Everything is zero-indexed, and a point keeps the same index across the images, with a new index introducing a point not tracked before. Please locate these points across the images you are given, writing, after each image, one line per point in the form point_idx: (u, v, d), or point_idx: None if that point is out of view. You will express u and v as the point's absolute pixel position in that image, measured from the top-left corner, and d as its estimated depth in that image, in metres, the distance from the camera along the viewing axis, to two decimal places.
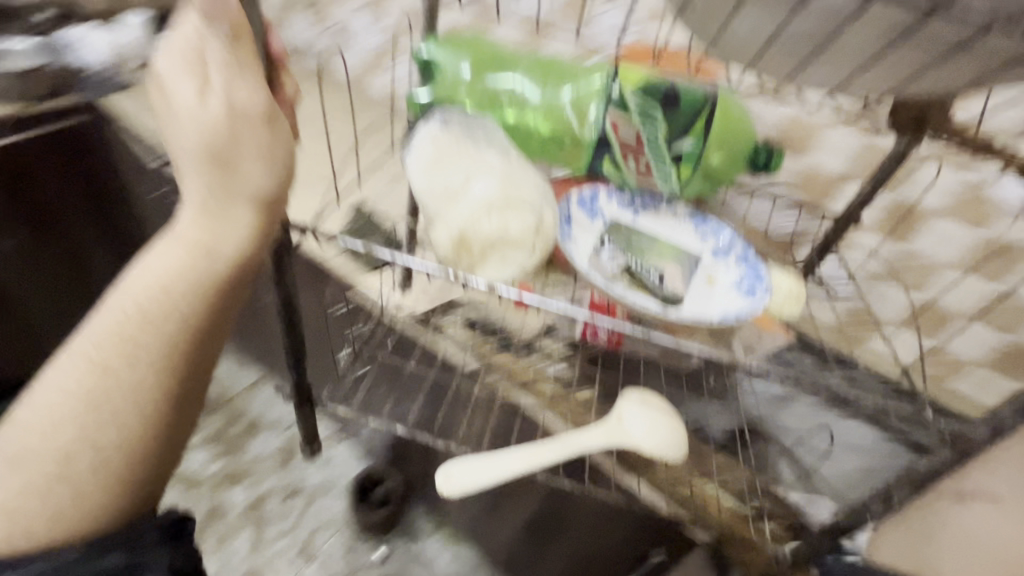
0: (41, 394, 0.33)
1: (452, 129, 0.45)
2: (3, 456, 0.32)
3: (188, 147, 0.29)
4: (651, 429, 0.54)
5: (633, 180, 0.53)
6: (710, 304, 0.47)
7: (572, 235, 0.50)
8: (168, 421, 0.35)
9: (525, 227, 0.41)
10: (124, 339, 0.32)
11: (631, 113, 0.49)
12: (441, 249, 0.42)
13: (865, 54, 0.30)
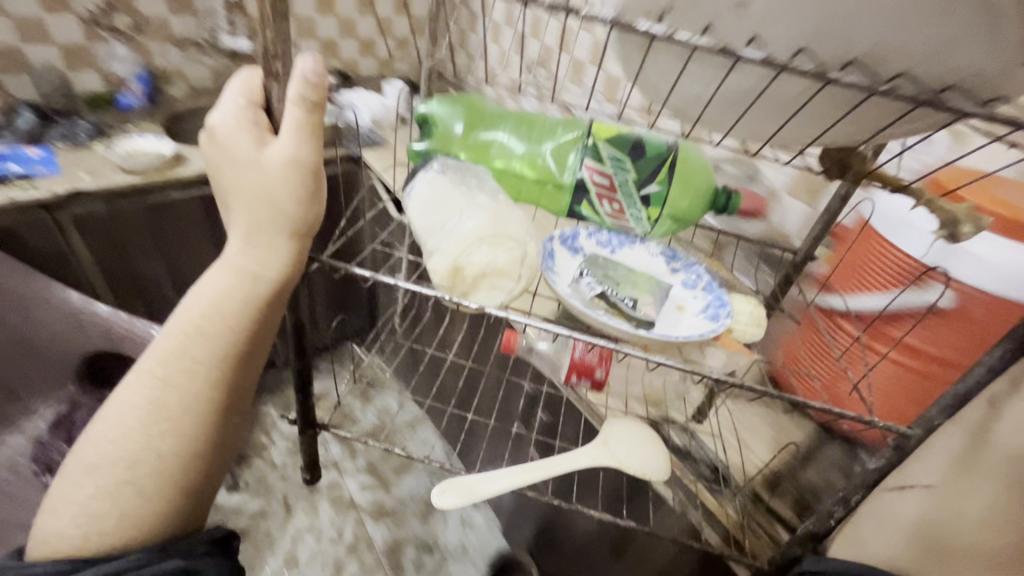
0: (110, 407, 0.37)
1: (449, 175, 0.52)
2: (80, 464, 0.36)
3: (248, 190, 0.35)
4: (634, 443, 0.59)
5: (608, 219, 0.60)
6: (680, 329, 0.52)
7: (556, 267, 0.56)
8: (212, 428, 0.38)
9: (512, 258, 0.46)
10: (186, 353, 0.37)
11: (603, 162, 0.56)
12: (436, 276, 0.47)
13: (789, 109, 0.37)
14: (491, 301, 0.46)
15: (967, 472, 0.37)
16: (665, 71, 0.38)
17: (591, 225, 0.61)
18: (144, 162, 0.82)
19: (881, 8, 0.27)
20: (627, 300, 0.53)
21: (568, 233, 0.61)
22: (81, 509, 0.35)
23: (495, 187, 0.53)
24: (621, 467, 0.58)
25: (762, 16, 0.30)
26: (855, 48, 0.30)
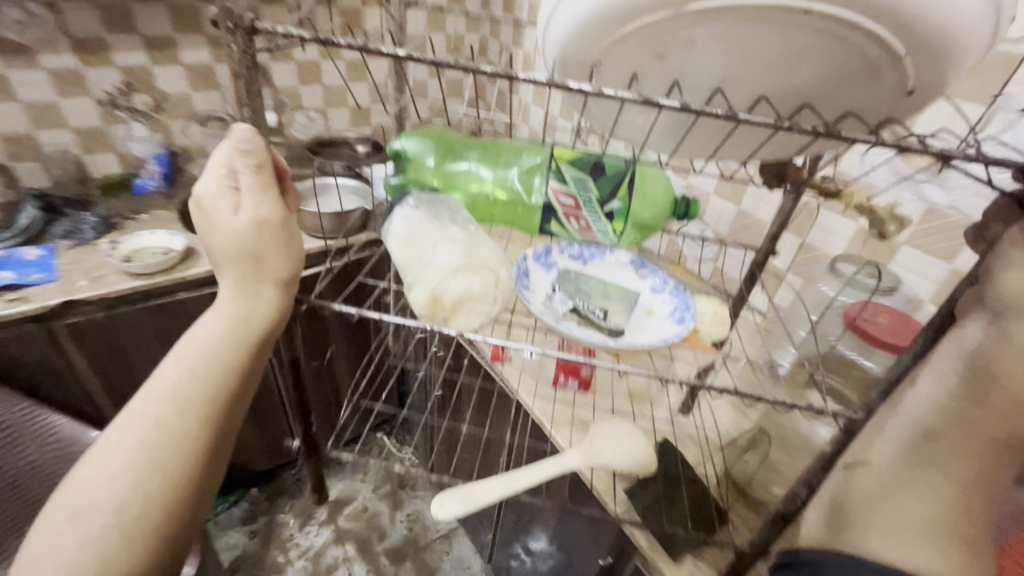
0: (100, 446, 0.38)
1: (423, 210, 0.56)
2: (64, 513, 0.36)
3: (231, 250, 0.38)
4: (621, 443, 0.61)
5: (576, 235, 0.65)
6: (649, 333, 0.56)
7: (531, 284, 0.61)
8: (207, 465, 0.40)
9: (486, 283, 0.50)
10: (177, 394, 0.39)
11: (567, 184, 0.61)
12: (417, 306, 0.50)
13: (719, 132, 0.40)
14: (471, 325, 0.50)
15: (922, 456, 0.39)
16: (604, 111, 0.42)
17: (562, 241, 0.65)
18: (152, 264, 0.78)
19: (775, 58, 0.31)
20: (598, 312, 0.57)
21: (541, 251, 0.66)
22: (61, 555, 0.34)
23: (463, 217, 0.58)
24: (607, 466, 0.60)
25: (680, 64, 0.33)
26: (763, 85, 0.34)
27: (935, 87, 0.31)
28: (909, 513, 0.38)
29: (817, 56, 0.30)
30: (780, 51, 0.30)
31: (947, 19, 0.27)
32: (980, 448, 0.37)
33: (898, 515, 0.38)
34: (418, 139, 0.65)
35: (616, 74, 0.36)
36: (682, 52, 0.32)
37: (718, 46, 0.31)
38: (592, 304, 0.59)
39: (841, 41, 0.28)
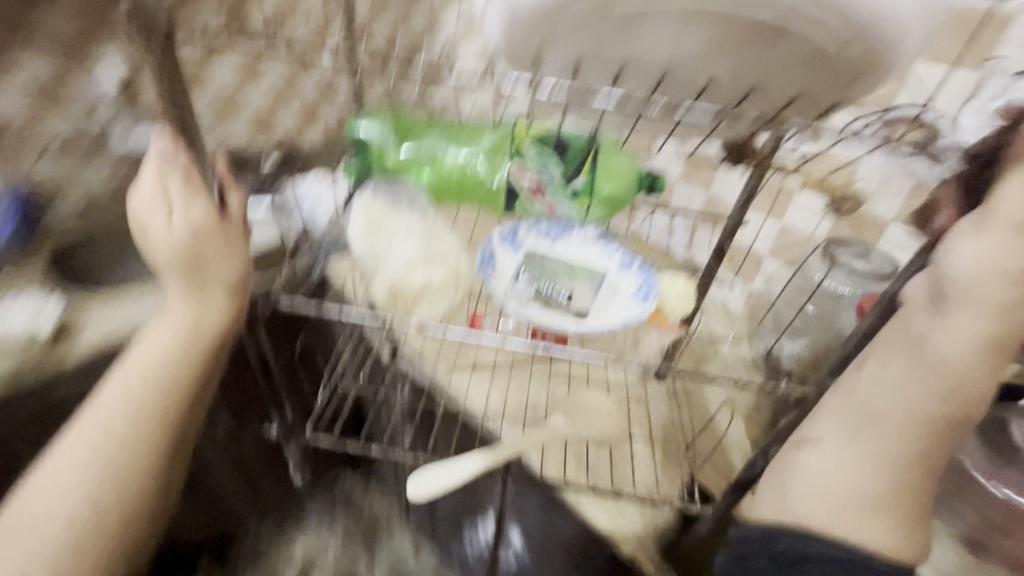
0: (49, 466, 0.40)
1: (382, 198, 0.54)
2: (10, 524, 0.38)
3: (171, 257, 0.37)
4: (593, 403, 0.62)
5: (542, 214, 0.62)
6: (612, 316, 0.58)
7: (498, 266, 0.61)
8: (157, 473, 0.42)
9: (446, 280, 0.52)
10: (124, 412, 0.40)
11: (530, 161, 0.58)
12: (379, 300, 0.51)
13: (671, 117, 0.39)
14: (431, 318, 0.50)
15: (860, 434, 0.40)
16: None
17: (529, 219, 0.63)
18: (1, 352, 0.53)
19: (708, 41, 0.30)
20: (563, 296, 0.58)
21: (507, 228, 0.63)
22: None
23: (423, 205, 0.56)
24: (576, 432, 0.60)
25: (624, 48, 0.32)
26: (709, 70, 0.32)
27: (875, 75, 0.32)
28: (849, 487, 0.40)
29: (763, 43, 0.30)
30: (718, 33, 0.29)
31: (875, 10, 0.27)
32: (920, 430, 0.38)
33: (834, 489, 0.40)
34: (372, 119, 0.62)
35: (562, 61, 0.35)
36: (629, 32, 0.31)
37: (666, 25, 0.30)
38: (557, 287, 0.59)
39: (783, 27, 0.29)
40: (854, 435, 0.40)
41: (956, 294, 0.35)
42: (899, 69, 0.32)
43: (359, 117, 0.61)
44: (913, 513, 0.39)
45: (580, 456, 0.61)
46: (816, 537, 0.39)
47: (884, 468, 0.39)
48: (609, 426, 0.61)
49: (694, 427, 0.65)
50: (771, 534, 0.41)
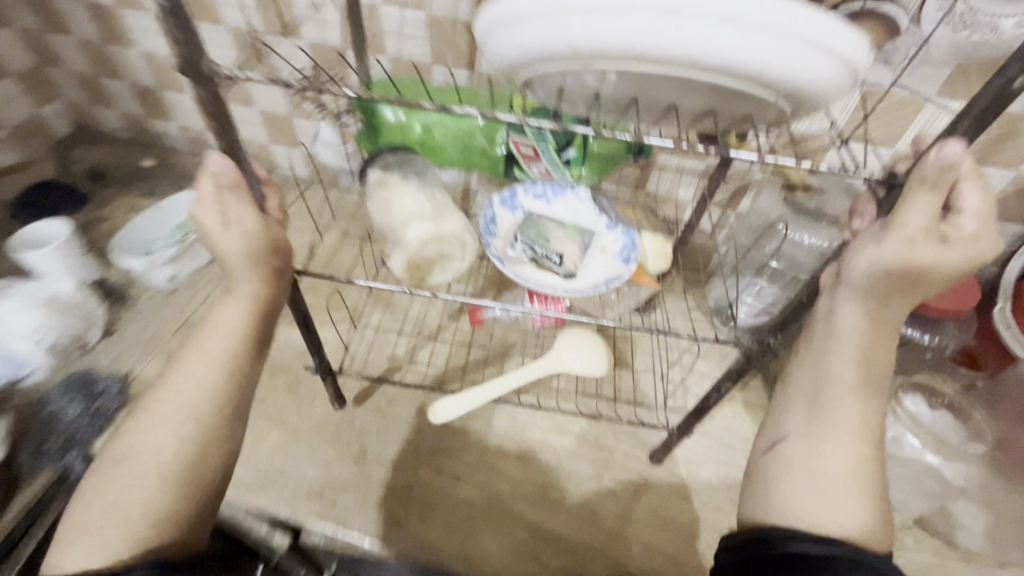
0: (138, 420, 0.49)
1: (395, 172, 0.69)
2: (108, 462, 0.46)
3: (244, 254, 0.49)
4: (583, 361, 0.82)
5: (538, 177, 0.72)
6: (596, 275, 0.69)
7: (499, 228, 0.70)
8: (227, 413, 0.50)
9: (451, 248, 0.67)
10: (204, 370, 0.50)
11: (527, 135, 0.64)
12: (397, 269, 0.67)
13: (654, 109, 0.52)
14: (442, 280, 0.69)
15: (817, 411, 0.51)
16: (549, 101, 0.53)
17: (526, 185, 0.72)
18: None
19: (653, 78, 0.43)
20: (555, 258, 0.68)
21: (507, 192, 0.72)
22: (111, 516, 0.43)
23: (432, 182, 0.70)
24: (566, 366, 0.82)
25: (597, 81, 0.46)
26: (658, 92, 0.46)
27: (789, 97, 0.43)
28: (818, 478, 0.49)
29: (693, 81, 0.42)
30: (660, 75, 0.42)
31: (755, 67, 0.39)
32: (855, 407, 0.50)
33: (815, 488, 0.49)
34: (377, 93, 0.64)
35: (546, 85, 0.48)
36: (604, 82, 0.46)
37: (634, 79, 0.44)
38: (549, 248, 0.69)
39: (717, 86, 0.43)
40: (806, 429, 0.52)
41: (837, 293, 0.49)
42: (819, 97, 0.44)
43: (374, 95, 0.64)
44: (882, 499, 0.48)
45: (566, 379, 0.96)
46: (814, 511, 0.47)
47: (841, 452, 0.49)
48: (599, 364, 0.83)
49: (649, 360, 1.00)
50: (762, 537, 0.47)
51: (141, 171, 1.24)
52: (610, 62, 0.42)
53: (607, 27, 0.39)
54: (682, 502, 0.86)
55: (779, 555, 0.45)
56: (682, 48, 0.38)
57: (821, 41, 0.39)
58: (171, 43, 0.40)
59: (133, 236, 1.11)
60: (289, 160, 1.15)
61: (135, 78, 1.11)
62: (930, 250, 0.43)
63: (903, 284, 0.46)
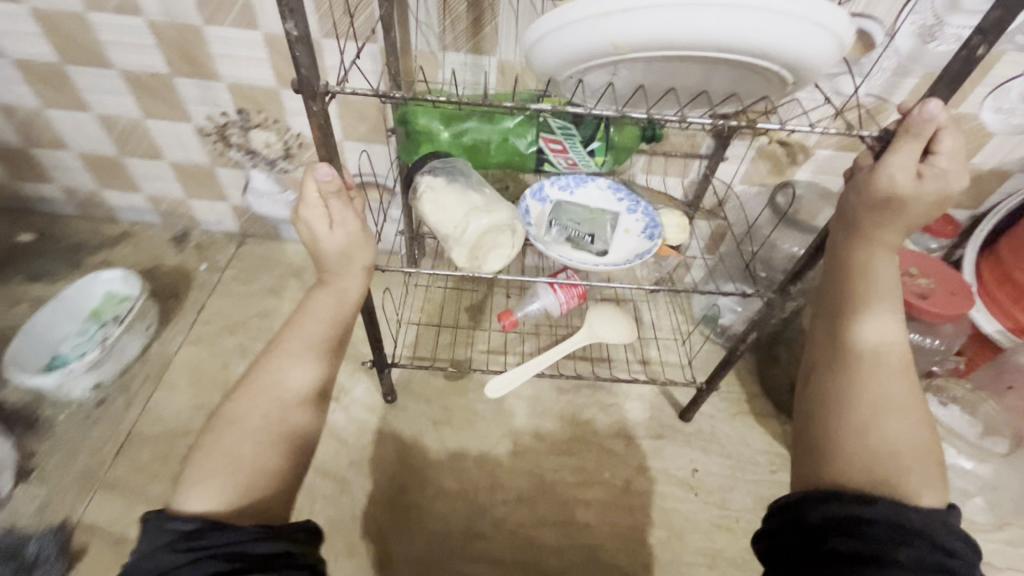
0: (278, 351, 0.51)
1: (441, 176, 0.67)
2: (220, 425, 0.46)
3: (342, 255, 0.52)
4: (614, 331, 0.86)
5: (566, 171, 0.74)
6: (632, 250, 0.72)
7: (534, 218, 0.73)
8: (323, 382, 0.52)
9: (505, 236, 0.66)
10: (336, 305, 0.53)
11: (555, 131, 0.69)
12: (459, 261, 0.67)
13: (682, 100, 0.58)
14: (497, 267, 0.66)
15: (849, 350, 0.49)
16: (582, 94, 0.58)
17: (551, 176, 0.76)
18: None
19: (677, 61, 0.48)
20: (589, 236, 0.71)
21: (536, 187, 0.76)
22: (227, 463, 0.43)
23: (479, 177, 0.69)
24: (601, 339, 0.86)
25: (644, 70, 0.51)
26: (687, 80, 0.52)
27: (785, 76, 0.48)
28: (855, 430, 0.44)
29: (707, 60, 0.47)
30: (682, 58, 0.47)
31: (756, 44, 0.44)
32: (899, 362, 0.47)
33: (883, 462, 0.42)
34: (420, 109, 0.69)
35: (577, 79, 0.54)
36: (636, 72, 0.51)
37: (654, 65, 0.50)
38: (585, 229, 0.72)
39: (724, 64, 0.48)
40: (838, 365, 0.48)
41: (868, 256, 0.50)
42: (813, 75, 0.48)
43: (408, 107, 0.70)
44: (932, 458, 0.43)
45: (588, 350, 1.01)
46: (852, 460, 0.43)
47: (884, 403, 0.45)
48: (632, 333, 0.87)
49: (665, 355, 1.02)
50: (797, 500, 0.43)
51: (18, 248, 1.07)
52: (638, 50, 0.46)
53: (641, 16, 0.43)
54: (722, 530, 0.82)
55: (818, 521, 0.40)
56: (701, 32, 0.43)
57: (813, 18, 0.43)
58: (290, 42, 0.46)
59: (33, 341, 0.88)
60: (215, 213, 1.10)
61: (11, 137, 0.97)
62: (903, 182, 0.47)
63: (889, 215, 0.48)
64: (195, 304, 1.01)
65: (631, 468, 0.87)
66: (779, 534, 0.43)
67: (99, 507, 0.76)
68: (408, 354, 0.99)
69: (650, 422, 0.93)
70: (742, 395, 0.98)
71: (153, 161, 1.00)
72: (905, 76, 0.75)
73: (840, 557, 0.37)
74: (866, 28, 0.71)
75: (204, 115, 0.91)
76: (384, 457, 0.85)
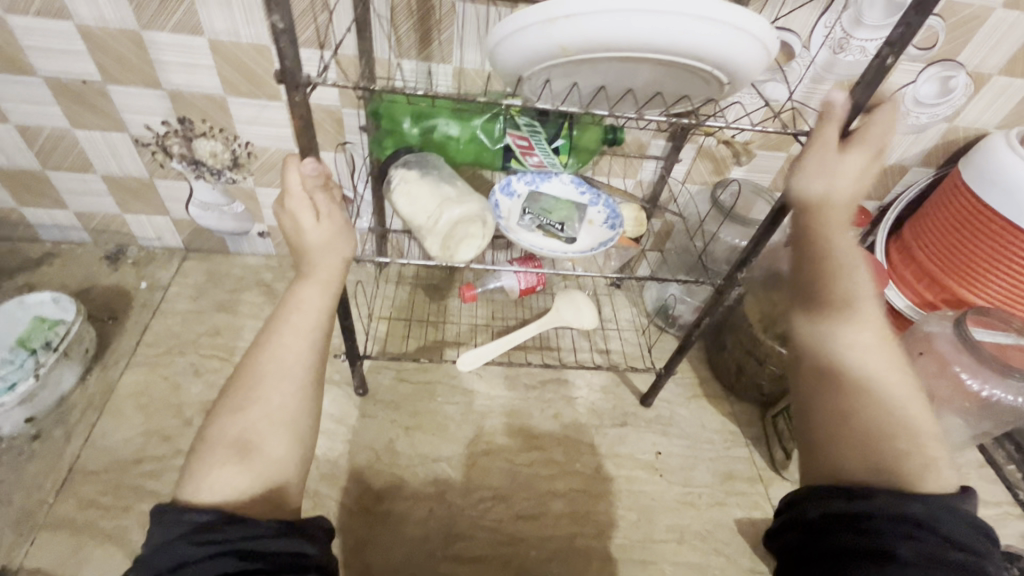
0: (266, 352, 0.53)
1: (415, 169, 0.74)
2: (221, 427, 0.50)
3: (323, 246, 0.56)
4: (577, 315, 0.97)
5: (532, 168, 0.81)
6: (593, 239, 0.83)
7: (505, 209, 0.83)
8: (312, 383, 0.54)
9: (475, 227, 0.72)
10: (319, 297, 0.55)
11: (520, 128, 0.78)
12: (434, 250, 0.72)
13: (638, 102, 0.62)
14: (468, 256, 0.73)
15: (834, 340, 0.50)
16: (542, 94, 0.61)
17: (518, 172, 0.85)
18: None
19: (629, 63, 0.52)
20: (557, 225, 0.82)
21: (504, 181, 0.86)
22: (239, 454, 0.48)
23: (450, 171, 0.76)
24: (566, 322, 0.96)
25: (599, 71, 0.55)
26: (640, 80, 0.56)
27: (724, 80, 0.53)
28: (849, 418, 0.46)
29: (656, 62, 0.51)
30: (635, 60, 0.51)
31: (695, 47, 0.48)
32: (876, 342, 0.49)
33: (887, 448, 0.44)
34: (396, 106, 0.77)
35: (537, 79, 0.57)
36: (591, 73, 0.55)
37: (609, 66, 0.53)
38: (552, 219, 0.83)
39: (669, 66, 0.52)
40: (814, 350, 0.50)
41: (827, 245, 0.52)
42: (749, 78, 0.53)
43: (384, 106, 0.78)
44: (929, 434, 0.46)
45: (551, 341, 1.06)
46: (854, 449, 0.45)
47: (869, 390, 0.47)
48: (593, 317, 0.97)
49: (623, 344, 1.07)
50: (801, 494, 0.44)
51: None
52: (592, 52, 0.50)
53: (585, 21, 0.47)
54: (688, 506, 0.88)
55: (816, 516, 0.42)
56: (646, 37, 0.47)
57: (745, 27, 0.47)
58: (275, 33, 0.47)
59: None
60: (154, 228, 1.04)
61: None
62: (832, 159, 0.52)
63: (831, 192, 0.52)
64: (137, 325, 0.95)
65: (599, 456, 0.91)
66: (783, 536, 0.44)
67: (44, 549, 0.70)
68: (378, 351, 0.98)
69: (614, 410, 0.98)
70: (694, 379, 1.05)
71: (82, 174, 0.94)
72: (823, 83, 0.84)
73: (841, 551, 0.39)
74: (787, 39, 0.79)
75: (141, 124, 0.86)
76: (356, 467, 0.84)
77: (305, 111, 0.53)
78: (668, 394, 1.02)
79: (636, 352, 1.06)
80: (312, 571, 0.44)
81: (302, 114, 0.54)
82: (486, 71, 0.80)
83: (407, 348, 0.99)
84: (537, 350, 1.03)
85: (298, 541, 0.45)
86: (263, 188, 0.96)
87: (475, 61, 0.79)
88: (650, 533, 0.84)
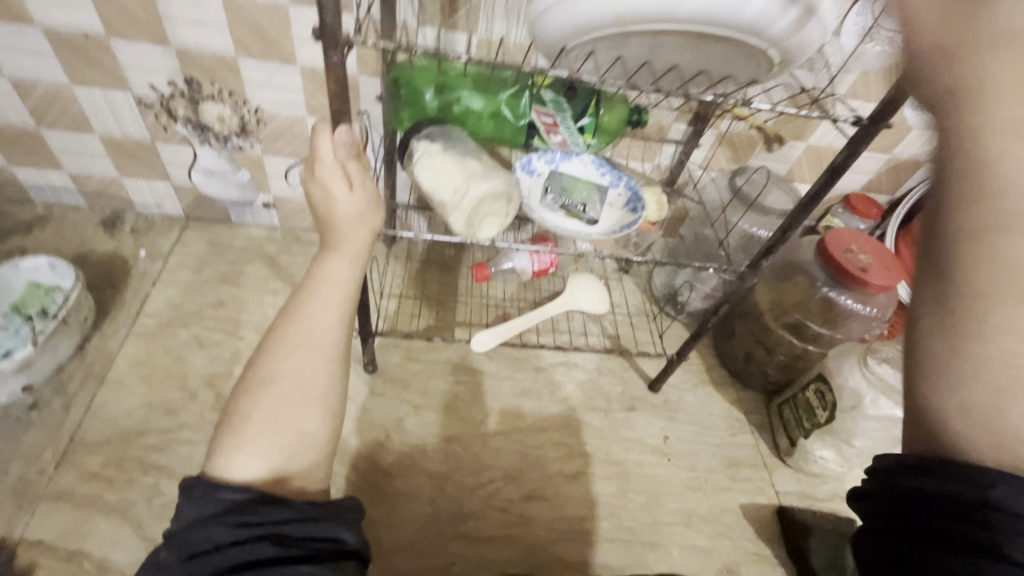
0: (291, 325, 0.51)
1: (439, 143, 0.72)
2: (245, 404, 0.48)
3: (352, 218, 0.54)
4: (590, 298, 0.96)
5: (555, 146, 0.80)
6: (615, 221, 0.81)
7: (526, 188, 0.81)
8: (339, 360, 0.51)
9: (501, 204, 0.70)
10: (348, 270, 0.53)
11: (547, 104, 0.76)
12: (458, 227, 0.70)
13: (681, 78, 0.60)
14: (492, 234, 0.71)
15: None
16: (582, 66, 0.59)
17: (540, 151, 0.83)
18: None
19: (679, 37, 0.50)
20: (579, 206, 0.81)
21: (525, 159, 0.83)
22: (271, 427, 0.46)
23: (474, 145, 0.74)
24: (579, 305, 0.95)
25: (648, 44, 0.53)
26: (688, 55, 0.54)
27: (773, 59, 0.52)
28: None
29: (708, 37, 0.49)
30: (686, 34, 0.49)
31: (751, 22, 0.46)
32: None
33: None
34: (421, 76, 0.74)
35: (581, 49, 0.55)
36: (639, 45, 0.53)
37: (660, 39, 0.51)
38: (574, 199, 0.81)
39: (721, 42, 0.50)
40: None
41: None
42: (798, 59, 0.52)
43: (408, 76, 0.75)
44: None
45: (561, 324, 1.05)
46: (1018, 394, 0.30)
47: None
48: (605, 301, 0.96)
49: (633, 329, 1.07)
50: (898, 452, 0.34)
51: None
52: (646, 23, 0.48)
53: None
54: (694, 490, 0.89)
55: (912, 485, 0.32)
56: (703, 9, 0.45)
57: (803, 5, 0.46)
58: None
59: None
60: (154, 193, 1.00)
61: None
62: None
63: None
64: (137, 295, 0.92)
65: (608, 440, 0.91)
66: (869, 496, 0.35)
67: (45, 522, 0.68)
68: (387, 328, 0.97)
69: (623, 395, 0.98)
70: (702, 366, 1.05)
71: (80, 134, 0.89)
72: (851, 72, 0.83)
73: (932, 535, 0.30)
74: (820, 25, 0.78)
75: (146, 83, 0.82)
76: (365, 446, 0.83)
77: (339, 74, 0.51)
78: (676, 379, 1.02)
79: (645, 338, 1.06)
80: (347, 557, 0.43)
81: (335, 76, 0.51)
82: (512, 43, 0.77)
83: (416, 327, 0.97)
84: (547, 333, 1.03)
85: (333, 526, 0.43)
86: (271, 156, 0.93)
87: (503, 31, 0.76)
88: (656, 516, 0.85)
